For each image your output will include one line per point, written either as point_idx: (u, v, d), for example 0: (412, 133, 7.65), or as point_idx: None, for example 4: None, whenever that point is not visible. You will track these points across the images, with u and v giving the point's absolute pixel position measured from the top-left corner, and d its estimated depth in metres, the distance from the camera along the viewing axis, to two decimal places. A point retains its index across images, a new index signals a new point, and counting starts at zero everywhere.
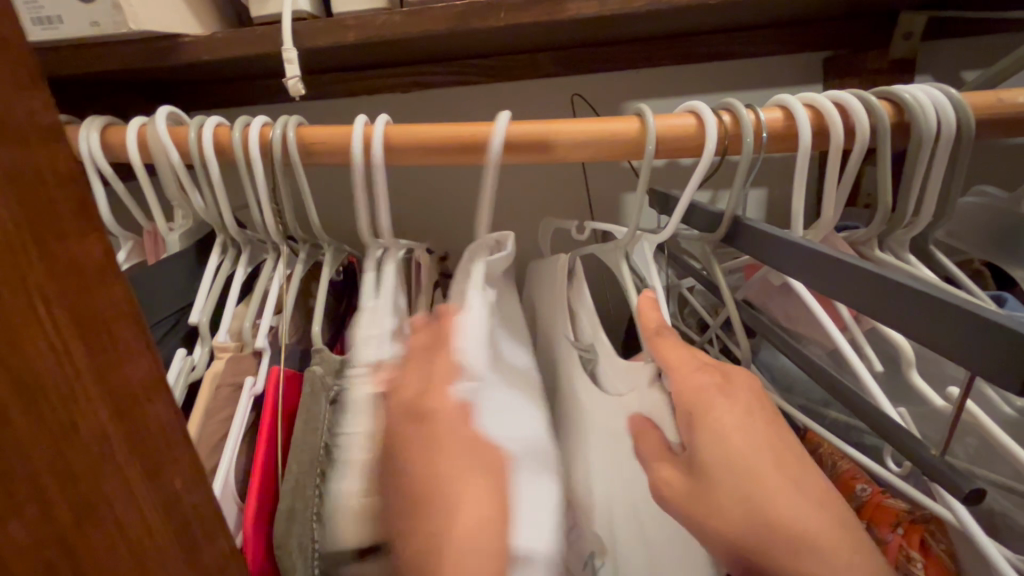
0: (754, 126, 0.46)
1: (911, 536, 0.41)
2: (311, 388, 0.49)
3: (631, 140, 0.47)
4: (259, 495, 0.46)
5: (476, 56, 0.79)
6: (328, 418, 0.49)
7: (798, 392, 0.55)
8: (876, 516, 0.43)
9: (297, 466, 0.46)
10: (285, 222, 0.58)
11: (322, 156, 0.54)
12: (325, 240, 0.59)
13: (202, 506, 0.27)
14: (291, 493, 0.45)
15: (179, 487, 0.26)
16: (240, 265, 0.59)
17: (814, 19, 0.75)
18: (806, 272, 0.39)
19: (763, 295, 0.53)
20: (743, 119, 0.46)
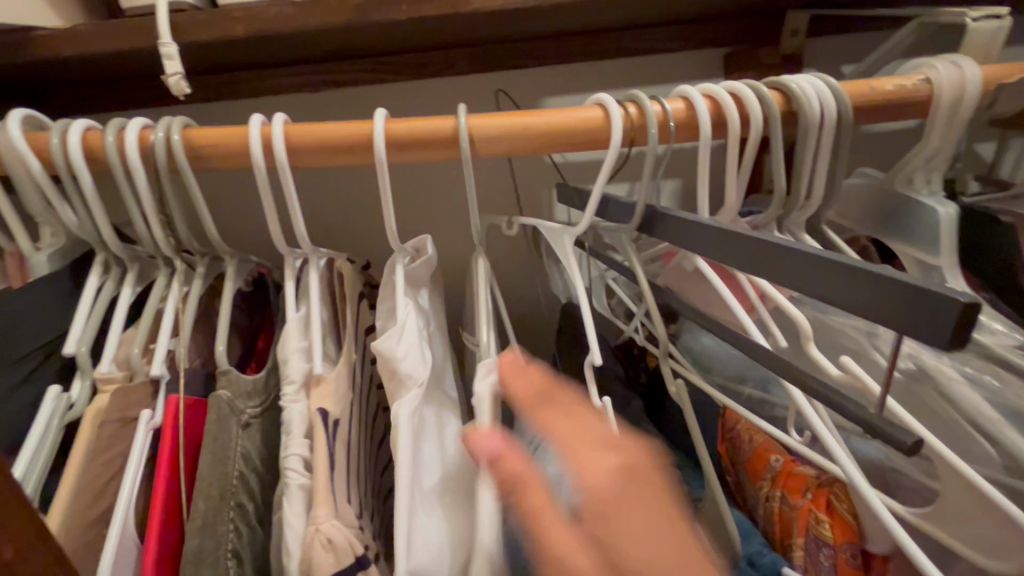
0: (659, 118, 0.47)
1: (817, 501, 0.44)
2: (215, 415, 0.45)
3: (539, 134, 0.47)
4: (197, 542, 0.42)
5: (388, 52, 0.76)
6: (237, 447, 0.46)
7: (717, 371, 0.57)
8: (787, 484, 0.46)
9: (204, 505, 0.43)
10: (177, 236, 0.53)
11: (213, 159, 0.50)
12: (225, 252, 0.55)
13: (37, 558, 0.27)
14: (199, 535, 0.42)
15: (11, 544, 0.26)
16: (127, 283, 0.53)
17: (709, 21, 0.78)
18: (716, 256, 0.40)
19: (677, 280, 0.55)
20: (646, 111, 0.47)
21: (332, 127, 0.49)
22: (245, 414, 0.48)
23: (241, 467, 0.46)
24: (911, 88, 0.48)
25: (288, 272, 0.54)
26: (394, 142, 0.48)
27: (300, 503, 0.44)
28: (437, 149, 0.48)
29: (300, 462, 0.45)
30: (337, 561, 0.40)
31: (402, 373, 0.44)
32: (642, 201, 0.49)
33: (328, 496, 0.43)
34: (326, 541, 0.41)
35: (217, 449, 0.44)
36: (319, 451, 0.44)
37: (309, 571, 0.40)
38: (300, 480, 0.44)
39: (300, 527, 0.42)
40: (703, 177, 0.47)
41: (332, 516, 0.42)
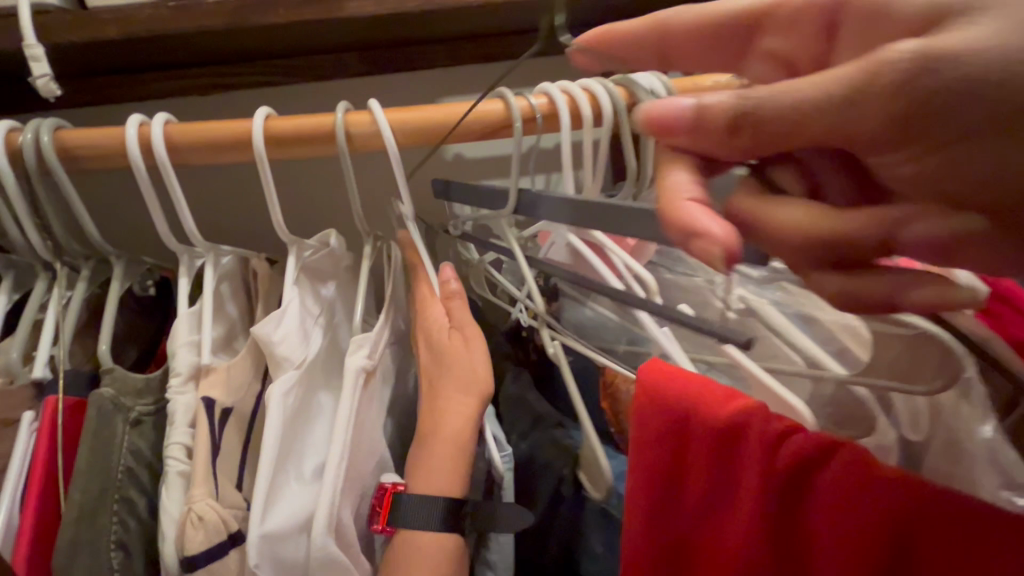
0: (524, 113, 0.54)
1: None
2: (96, 411, 0.45)
3: (423, 126, 0.53)
4: (70, 533, 0.43)
5: (277, 55, 0.78)
6: (124, 444, 0.46)
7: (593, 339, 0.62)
8: None
9: (80, 497, 0.43)
10: (53, 237, 0.52)
11: (92, 160, 0.50)
12: (112, 253, 0.54)
13: None
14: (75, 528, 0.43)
15: None
16: (3, 289, 0.52)
17: None
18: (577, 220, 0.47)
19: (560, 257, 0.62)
20: (513, 108, 0.54)
21: (218, 125, 0.51)
22: (134, 412, 0.47)
23: (128, 462, 0.46)
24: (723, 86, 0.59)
25: (182, 272, 0.55)
26: (279, 138, 0.51)
27: (180, 489, 0.45)
28: (324, 143, 0.52)
29: (181, 450, 0.46)
30: (208, 536, 0.43)
31: (278, 357, 0.48)
32: (515, 190, 0.54)
33: (207, 478, 0.44)
34: (196, 519, 0.43)
35: (100, 447, 0.44)
36: (202, 434, 0.46)
37: (181, 547, 0.43)
38: (181, 467, 0.45)
39: (177, 511, 0.44)
40: (566, 164, 0.55)
41: (208, 496, 0.44)
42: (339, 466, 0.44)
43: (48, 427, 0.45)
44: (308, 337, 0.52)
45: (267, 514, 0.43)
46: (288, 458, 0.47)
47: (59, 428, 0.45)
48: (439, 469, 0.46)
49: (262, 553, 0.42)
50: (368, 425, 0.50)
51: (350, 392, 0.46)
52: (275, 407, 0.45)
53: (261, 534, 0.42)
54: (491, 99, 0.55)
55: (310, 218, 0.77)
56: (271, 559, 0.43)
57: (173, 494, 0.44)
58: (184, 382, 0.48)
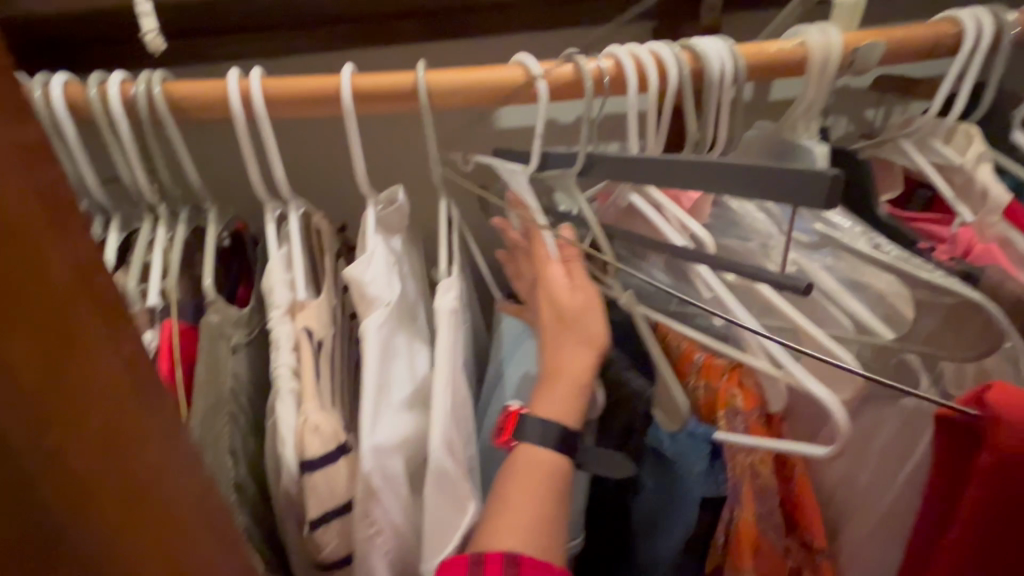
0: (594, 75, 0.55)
1: (732, 380, 0.50)
2: (207, 335, 0.50)
3: (496, 86, 0.56)
4: None
5: (344, 21, 0.81)
6: (229, 366, 0.51)
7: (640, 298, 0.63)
8: (708, 373, 0.51)
9: (202, 405, 0.48)
10: (159, 181, 0.57)
11: (194, 111, 0.55)
12: (207, 198, 0.59)
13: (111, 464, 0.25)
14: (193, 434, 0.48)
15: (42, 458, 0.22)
16: (114, 228, 0.57)
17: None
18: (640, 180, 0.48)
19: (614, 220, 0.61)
20: (583, 70, 0.56)
21: (306, 80, 0.55)
22: (234, 340, 0.52)
23: (233, 383, 0.51)
24: (790, 52, 0.59)
25: (268, 219, 0.60)
26: (361, 94, 0.55)
27: (291, 404, 0.50)
28: (402, 100, 0.56)
29: (288, 370, 0.51)
30: (325, 442, 0.48)
31: (369, 295, 0.53)
32: (584, 152, 0.55)
33: (315, 394, 0.50)
34: (313, 428, 0.48)
35: (211, 366, 0.49)
36: (306, 358, 0.51)
37: (300, 451, 0.48)
38: (291, 384, 0.50)
39: (289, 421, 0.49)
40: (630, 126, 0.57)
41: (318, 408, 0.49)
42: (444, 390, 0.50)
43: (166, 344, 0.50)
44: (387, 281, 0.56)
45: (375, 427, 0.49)
46: (386, 388, 0.52)
47: (174, 348, 0.50)
48: (560, 401, 0.50)
49: (374, 460, 0.47)
50: (461, 360, 0.56)
51: (444, 330, 0.52)
52: (371, 337, 0.51)
53: (370, 447, 0.48)
54: (560, 62, 0.57)
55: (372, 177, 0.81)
56: (384, 466, 0.48)
57: (287, 407, 0.49)
58: (280, 315, 0.53)
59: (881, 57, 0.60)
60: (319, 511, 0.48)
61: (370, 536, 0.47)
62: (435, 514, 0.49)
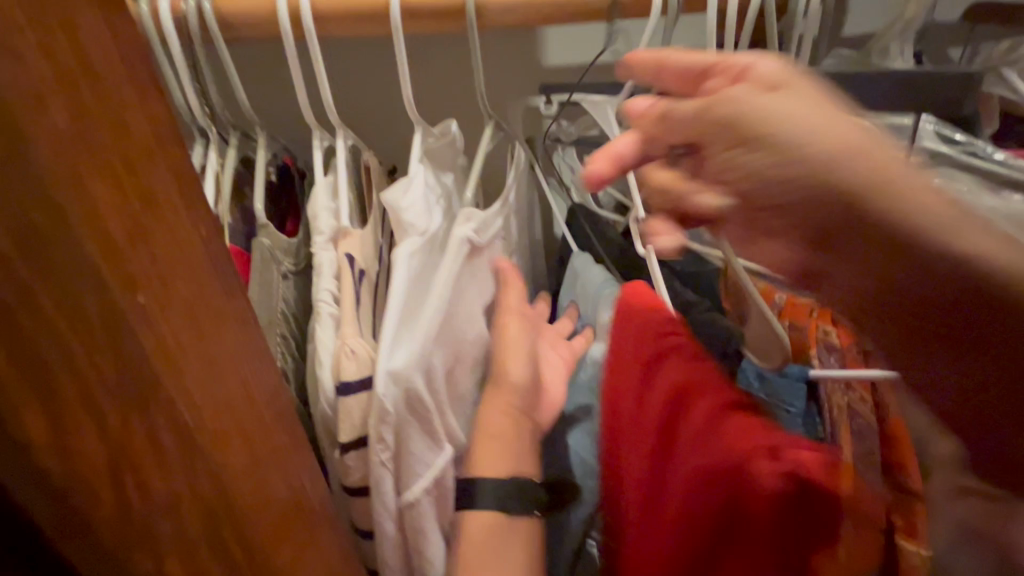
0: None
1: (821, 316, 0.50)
2: (259, 257, 0.49)
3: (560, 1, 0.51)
4: None
5: None
6: (279, 291, 0.50)
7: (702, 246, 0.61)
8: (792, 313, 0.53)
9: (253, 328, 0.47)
10: (211, 105, 0.56)
11: (245, 30, 0.53)
12: (257, 124, 0.58)
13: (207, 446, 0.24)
14: None
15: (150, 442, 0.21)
16: None
17: None
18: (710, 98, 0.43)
19: None
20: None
21: None
22: (284, 266, 0.52)
23: (283, 308, 0.51)
24: None
25: (318, 145, 0.58)
26: (414, 10, 0.52)
27: (330, 329, 0.48)
28: (459, 17, 0.52)
29: (329, 296, 0.49)
30: (361, 366, 0.45)
31: (404, 221, 0.49)
32: (652, 77, 0.51)
33: (354, 320, 0.47)
34: (350, 352, 0.45)
35: (263, 289, 0.48)
36: (348, 285, 0.48)
37: (337, 373, 0.45)
38: (330, 310, 0.48)
39: (330, 343, 0.47)
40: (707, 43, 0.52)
41: (357, 334, 0.46)
42: (456, 311, 0.45)
43: None
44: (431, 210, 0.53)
45: (394, 350, 0.43)
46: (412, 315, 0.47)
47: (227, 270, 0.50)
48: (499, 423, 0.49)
49: (390, 386, 0.42)
50: (467, 294, 0.51)
51: (450, 258, 0.48)
52: (403, 264, 0.46)
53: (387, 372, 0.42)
54: None
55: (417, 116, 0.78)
56: (399, 395, 0.43)
57: (326, 332, 0.47)
58: (324, 240, 0.51)
59: None
60: (350, 435, 0.45)
61: (380, 459, 0.44)
62: (418, 441, 0.45)
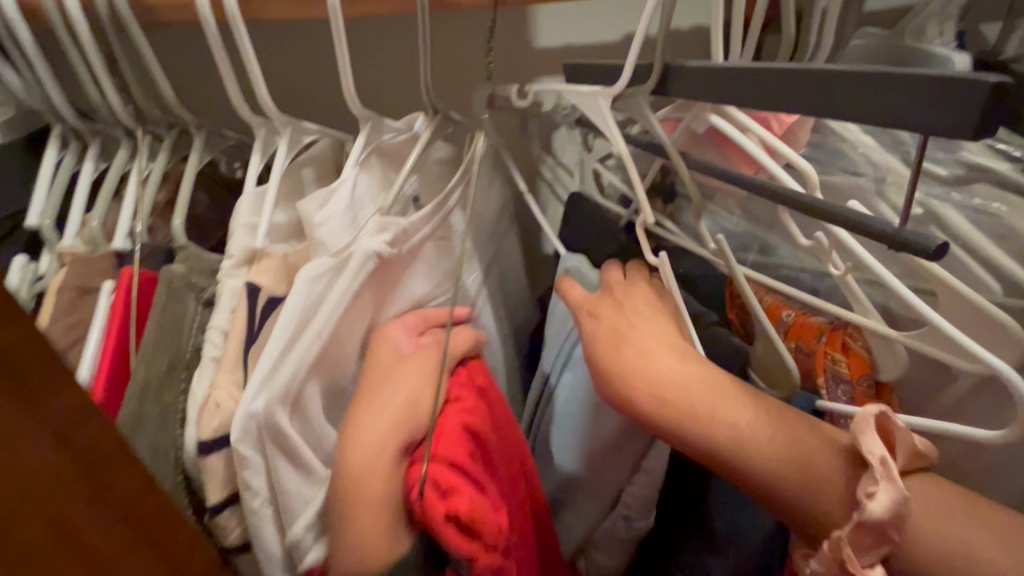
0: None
1: (832, 342, 0.41)
2: (166, 287, 0.43)
3: None
4: (137, 404, 0.40)
5: None
6: (192, 323, 0.44)
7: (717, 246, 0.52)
8: (797, 334, 0.43)
9: (149, 370, 0.41)
10: (133, 100, 0.49)
11: (165, 13, 0.46)
12: (191, 124, 0.51)
13: None
14: (142, 399, 0.40)
15: None
16: (90, 158, 0.50)
17: None
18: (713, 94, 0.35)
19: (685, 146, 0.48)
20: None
21: None
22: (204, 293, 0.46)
23: (197, 342, 0.44)
24: None
25: (256, 147, 0.51)
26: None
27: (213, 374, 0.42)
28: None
29: (220, 334, 0.43)
30: (224, 422, 0.39)
31: (315, 238, 0.44)
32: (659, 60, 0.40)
33: (237, 364, 0.41)
34: (214, 405, 0.39)
35: (168, 321, 0.43)
36: (239, 321, 0.43)
37: (197, 432, 0.39)
38: (224, 351, 0.43)
39: (200, 394, 0.41)
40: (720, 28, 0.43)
41: (231, 383, 0.40)
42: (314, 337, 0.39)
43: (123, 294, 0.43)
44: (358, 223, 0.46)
45: (260, 386, 0.38)
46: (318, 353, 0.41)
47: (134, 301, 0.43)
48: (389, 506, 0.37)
49: (245, 430, 0.37)
50: (365, 308, 0.44)
51: (350, 274, 0.40)
52: (299, 291, 0.39)
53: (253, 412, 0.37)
54: None
55: (384, 107, 0.70)
56: (258, 435, 0.38)
57: (208, 377, 0.42)
58: (234, 263, 0.45)
59: None
60: (218, 496, 0.40)
61: (254, 506, 0.39)
62: (289, 473, 0.39)
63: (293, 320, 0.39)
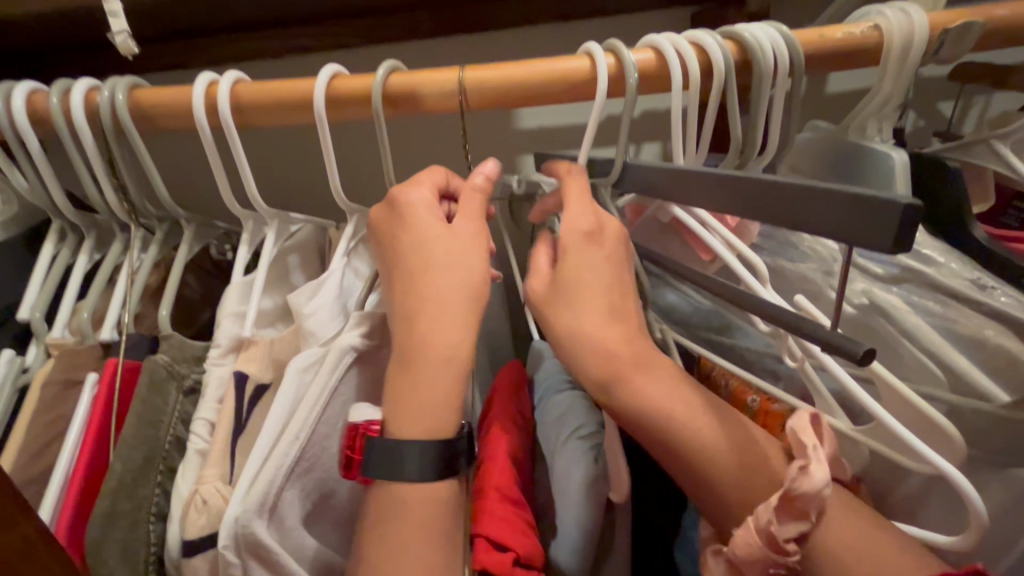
0: (633, 67, 0.47)
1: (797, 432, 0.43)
2: (149, 379, 0.44)
3: (513, 87, 0.48)
4: (110, 503, 0.41)
5: (352, 15, 0.74)
6: (171, 413, 0.45)
7: (690, 325, 0.54)
8: (766, 424, 0.44)
9: (124, 466, 0.42)
10: (129, 199, 0.52)
11: (162, 121, 0.49)
12: (181, 217, 0.54)
13: None
14: (115, 497, 0.41)
15: None
16: (84, 250, 0.53)
17: None
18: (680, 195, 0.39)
19: (654, 235, 0.54)
20: (624, 60, 0.47)
21: (286, 84, 0.49)
22: (188, 380, 0.47)
23: (176, 433, 0.45)
24: (860, 38, 0.48)
25: (246, 237, 0.54)
26: (341, 100, 0.48)
27: (197, 466, 0.44)
28: (390, 105, 0.49)
29: (206, 426, 0.44)
30: (211, 521, 0.40)
31: (304, 328, 0.45)
32: (619, 160, 0.44)
33: (223, 459, 0.42)
34: (200, 502, 0.40)
35: (148, 412, 0.44)
36: (230, 412, 0.44)
37: (182, 531, 0.40)
38: (205, 443, 0.44)
39: (184, 490, 0.42)
40: (672, 131, 0.47)
41: (217, 479, 0.41)
42: (294, 441, 0.39)
43: (104, 387, 0.44)
44: (345, 315, 0.48)
45: (245, 489, 0.39)
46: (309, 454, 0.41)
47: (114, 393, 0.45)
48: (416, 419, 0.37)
49: (233, 537, 0.38)
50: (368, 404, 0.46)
51: (328, 370, 0.41)
52: (289, 384, 0.42)
53: (240, 519, 0.37)
54: (586, 54, 0.48)
55: (373, 187, 0.74)
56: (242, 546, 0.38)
57: (193, 470, 0.43)
58: (225, 356, 0.47)
59: (977, 42, 0.49)
60: None
61: None
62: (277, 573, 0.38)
63: (280, 418, 0.41)
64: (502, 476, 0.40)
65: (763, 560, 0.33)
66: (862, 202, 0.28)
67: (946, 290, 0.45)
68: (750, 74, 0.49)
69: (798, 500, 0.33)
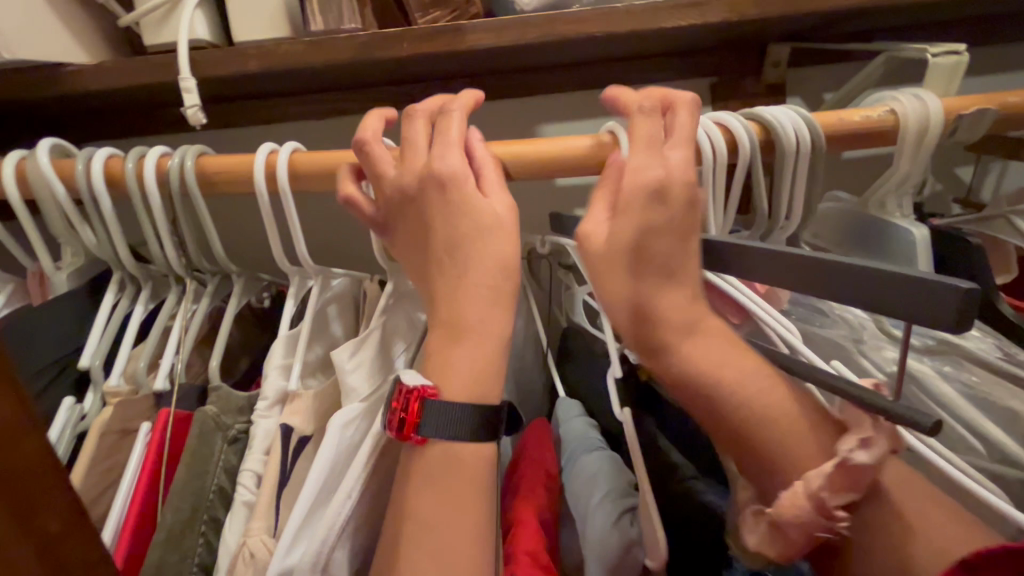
0: None
1: None
2: (199, 429, 0.46)
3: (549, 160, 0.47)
4: (159, 554, 0.42)
5: (394, 83, 0.80)
6: (218, 462, 0.47)
7: None
8: None
9: (174, 516, 0.44)
10: (188, 256, 0.56)
11: (224, 185, 0.53)
12: (233, 271, 0.57)
13: None
14: (162, 547, 0.43)
15: None
16: (142, 301, 0.56)
17: (710, 47, 0.79)
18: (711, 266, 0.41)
19: None
20: None
21: (339, 153, 0.53)
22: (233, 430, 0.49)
23: (220, 483, 0.47)
24: (878, 120, 0.51)
25: (291, 289, 0.57)
26: None
27: (243, 519, 0.45)
28: None
29: (252, 477, 0.46)
30: (256, 574, 0.41)
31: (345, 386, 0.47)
32: None
33: (269, 512, 0.44)
34: (248, 556, 0.42)
35: (196, 462, 0.46)
36: (272, 465, 0.46)
37: None
38: (247, 496, 0.46)
39: (233, 542, 0.43)
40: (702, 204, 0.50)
41: (264, 532, 0.43)
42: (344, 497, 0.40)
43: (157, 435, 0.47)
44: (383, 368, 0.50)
45: (293, 544, 0.40)
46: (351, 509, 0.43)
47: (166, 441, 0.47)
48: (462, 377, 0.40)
49: None
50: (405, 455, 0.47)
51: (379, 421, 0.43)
52: (333, 438, 0.43)
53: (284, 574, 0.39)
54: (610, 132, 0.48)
55: None
56: None
57: (241, 524, 0.44)
58: (270, 406, 0.49)
59: (992, 123, 0.51)
60: None
61: None
62: None
63: (325, 474, 0.42)
64: (530, 542, 0.41)
65: (813, 524, 0.33)
66: (920, 286, 0.28)
67: (983, 363, 0.46)
68: (773, 151, 0.52)
69: (852, 467, 0.33)
